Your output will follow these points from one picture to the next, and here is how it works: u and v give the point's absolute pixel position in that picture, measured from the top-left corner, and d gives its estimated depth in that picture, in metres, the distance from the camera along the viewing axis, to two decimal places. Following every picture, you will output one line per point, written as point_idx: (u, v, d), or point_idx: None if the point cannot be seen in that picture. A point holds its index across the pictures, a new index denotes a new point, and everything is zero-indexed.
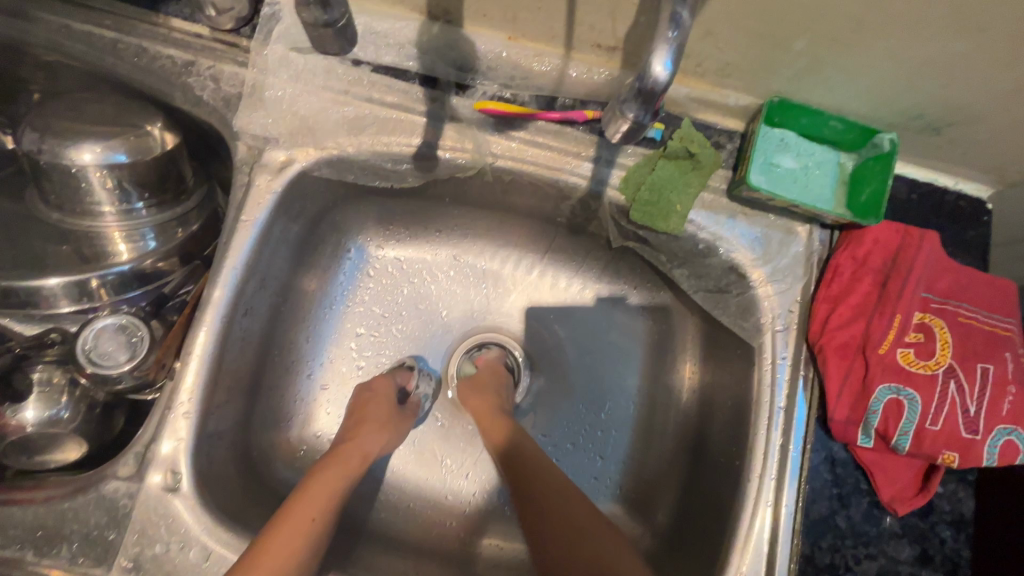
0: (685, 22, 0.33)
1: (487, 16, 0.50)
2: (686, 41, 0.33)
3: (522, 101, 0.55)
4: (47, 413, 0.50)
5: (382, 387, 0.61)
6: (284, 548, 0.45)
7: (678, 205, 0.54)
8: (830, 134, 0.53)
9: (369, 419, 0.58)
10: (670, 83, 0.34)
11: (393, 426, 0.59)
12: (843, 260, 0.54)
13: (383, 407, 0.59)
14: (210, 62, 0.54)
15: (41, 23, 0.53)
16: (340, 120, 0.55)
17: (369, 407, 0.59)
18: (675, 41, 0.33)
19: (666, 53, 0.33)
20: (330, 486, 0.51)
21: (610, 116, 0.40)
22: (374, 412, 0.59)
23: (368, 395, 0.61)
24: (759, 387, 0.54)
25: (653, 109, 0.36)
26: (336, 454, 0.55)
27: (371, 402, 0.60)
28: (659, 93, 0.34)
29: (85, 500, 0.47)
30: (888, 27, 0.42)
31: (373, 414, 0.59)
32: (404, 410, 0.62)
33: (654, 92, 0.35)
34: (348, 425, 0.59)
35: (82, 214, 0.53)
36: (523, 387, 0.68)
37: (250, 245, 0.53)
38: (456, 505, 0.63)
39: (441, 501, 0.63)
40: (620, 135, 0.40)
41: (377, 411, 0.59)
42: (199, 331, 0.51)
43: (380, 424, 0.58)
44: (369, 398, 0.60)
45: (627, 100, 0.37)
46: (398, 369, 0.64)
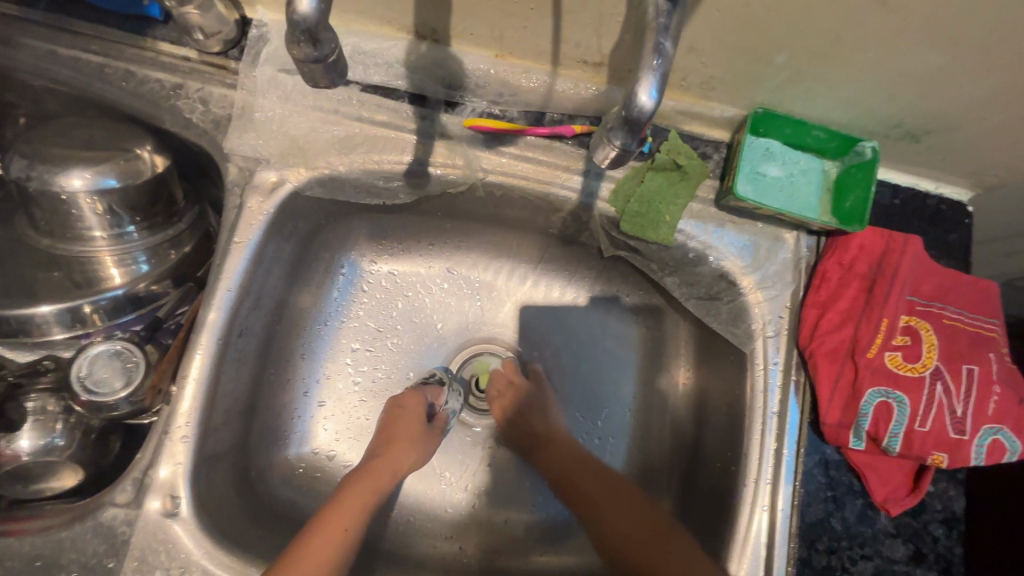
0: (668, 51, 0.33)
1: (474, 35, 0.51)
2: (670, 68, 0.33)
3: (511, 117, 0.56)
4: (43, 441, 0.49)
5: (412, 404, 0.61)
6: (314, 555, 0.46)
7: (667, 215, 0.55)
8: (814, 142, 0.54)
9: (399, 437, 0.58)
10: (656, 109, 0.34)
11: (423, 443, 0.60)
12: (830, 266, 0.55)
13: (412, 427, 0.59)
14: (199, 85, 0.55)
15: (28, 50, 0.53)
16: (331, 139, 0.55)
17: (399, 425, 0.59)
18: (659, 68, 0.33)
19: (651, 81, 0.33)
20: (363, 493, 0.52)
21: (597, 141, 0.39)
22: (403, 432, 0.59)
23: (398, 411, 0.60)
24: (753, 392, 0.55)
25: (640, 135, 0.36)
26: (365, 470, 0.55)
27: (400, 418, 0.60)
28: (644, 119, 0.34)
29: (83, 528, 0.47)
30: (866, 39, 0.43)
31: (402, 434, 0.59)
32: (434, 426, 0.62)
33: (640, 119, 0.34)
34: (374, 445, 0.59)
35: (73, 240, 0.54)
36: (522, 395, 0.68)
37: (244, 267, 0.53)
38: (454, 517, 0.64)
39: (440, 514, 0.64)
40: (608, 161, 0.39)
41: (407, 428, 0.59)
42: (194, 354, 0.51)
43: (409, 441, 0.59)
44: (398, 414, 0.60)
45: (616, 127, 0.36)
46: (426, 385, 0.64)
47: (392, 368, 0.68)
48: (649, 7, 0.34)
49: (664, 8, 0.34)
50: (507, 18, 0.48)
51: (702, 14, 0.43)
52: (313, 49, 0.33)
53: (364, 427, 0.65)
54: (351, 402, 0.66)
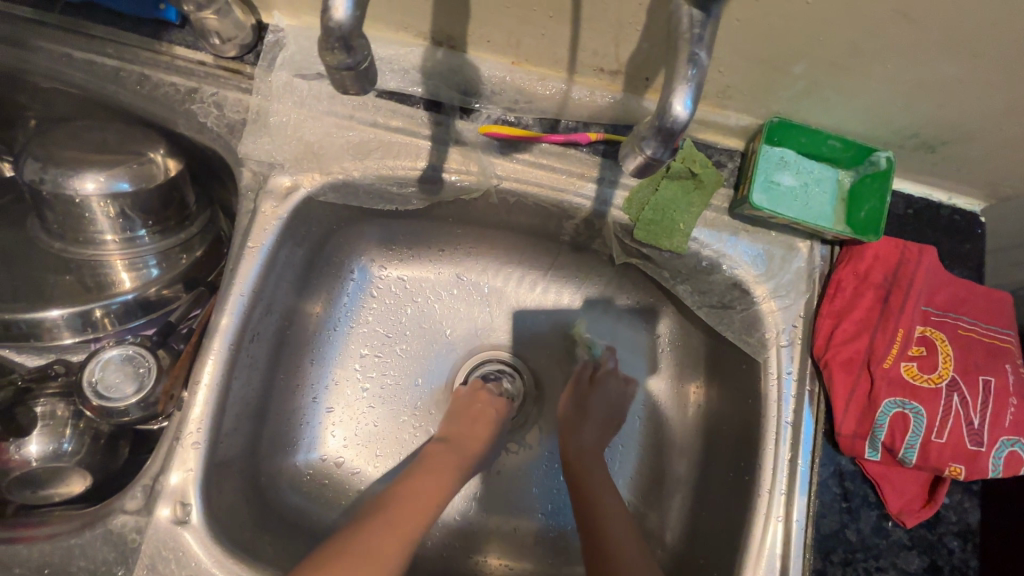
0: (703, 62, 0.33)
1: (491, 42, 0.51)
2: (704, 79, 0.33)
3: (526, 123, 0.55)
4: (51, 446, 0.49)
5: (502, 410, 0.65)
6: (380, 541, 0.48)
7: (681, 224, 0.55)
8: (829, 152, 0.54)
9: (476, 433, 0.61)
10: (691, 120, 0.33)
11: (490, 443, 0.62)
12: (845, 276, 0.55)
13: (493, 422, 0.63)
14: (214, 89, 0.54)
15: (43, 53, 0.53)
16: (345, 144, 0.55)
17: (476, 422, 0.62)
18: (694, 79, 0.33)
19: (686, 91, 0.32)
20: (441, 477, 0.56)
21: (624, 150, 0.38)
22: (487, 425, 0.62)
23: (488, 410, 0.63)
24: (766, 401, 0.54)
25: (673, 147, 0.35)
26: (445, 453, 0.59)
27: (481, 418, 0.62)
28: (679, 130, 0.33)
29: (92, 535, 0.46)
30: (887, 50, 0.43)
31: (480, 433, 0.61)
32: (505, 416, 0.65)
33: (675, 129, 0.33)
34: (456, 428, 0.61)
35: (86, 242, 0.53)
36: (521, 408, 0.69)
37: (257, 271, 0.53)
38: (461, 525, 0.63)
39: (448, 522, 0.63)
40: (632, 171, 0.38)
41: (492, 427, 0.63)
42: (206, 360, 0.50)
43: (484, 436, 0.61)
44: (488, 412, 0.63)
45: (645, 138, 0.35)
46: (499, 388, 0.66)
47: (402, 374, 0.67)
48: (682, 16, 0.33)
49: (698, 18, 0.33)
50: (526, 26, 0.48)
51: (723, 24, 0.43)
52: (347, 56, 0.32)
53: (372, 433, 0.65)
54: (360, 409, 0.65)
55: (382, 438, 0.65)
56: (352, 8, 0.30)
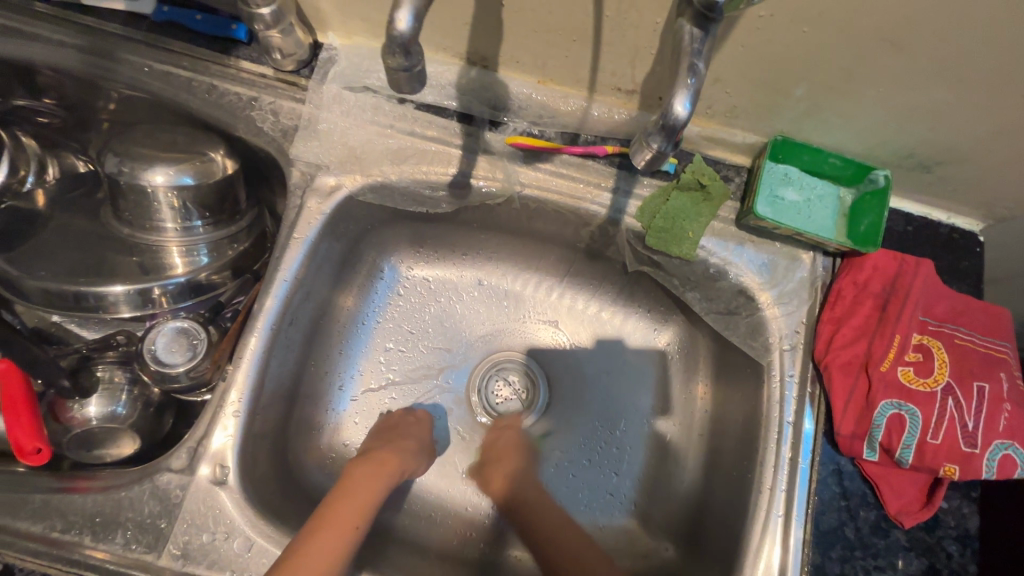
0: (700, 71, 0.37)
1: (520, 63, 0.57)
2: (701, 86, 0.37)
3: (549, 137, 0.61)
4: (108, 408, 0.54)
5: (424, 417, 0.67)
6: (334, 545, 0.49)
7: (690, 232, 0.59)
8: (830, 170, 0.58)
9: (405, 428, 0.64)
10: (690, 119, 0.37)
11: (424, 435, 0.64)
12: (844, 285, 0.58)
13: (421, 430, 0.65)
14: (271, 99, 0.61)
15: (128, 64, 0.60)
16: (385, 150, 0.61)
17: (403, 424, 0.64)
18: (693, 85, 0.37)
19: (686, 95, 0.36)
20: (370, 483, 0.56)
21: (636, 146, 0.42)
22: (413, 429, 0.64)
23: (409, 417, 0.66)
24: (769, 402, 0.57)
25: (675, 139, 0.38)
26: (370, 458, 0.58)
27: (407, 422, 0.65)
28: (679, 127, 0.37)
29: (140, 489, 0.50)
30: (878, 75, 0.47)
31: (408, 429, 0.64)
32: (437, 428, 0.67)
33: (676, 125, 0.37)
34: (377, 439, 0.62)
35: (149, 229, 0.59)
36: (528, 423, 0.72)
37: (300, 259, 0.58)
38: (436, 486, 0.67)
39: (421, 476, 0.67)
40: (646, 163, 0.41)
41: (414, 431, 0.64)
42: (250, 336, 0.55)
43: (418, 434, 0.64)
44: (409, 421, 0.65)
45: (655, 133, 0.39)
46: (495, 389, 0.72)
47: (419, 369, 0.72)
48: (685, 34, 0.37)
49: (698, 35, 0.37)
50: (552, 48, 0.54)
51: (728, 49, 0.48)
52: (405, 60, 0.37)
53: None
54: (382, 398, 0.70)
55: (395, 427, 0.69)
56: (413, 21, 0.35)
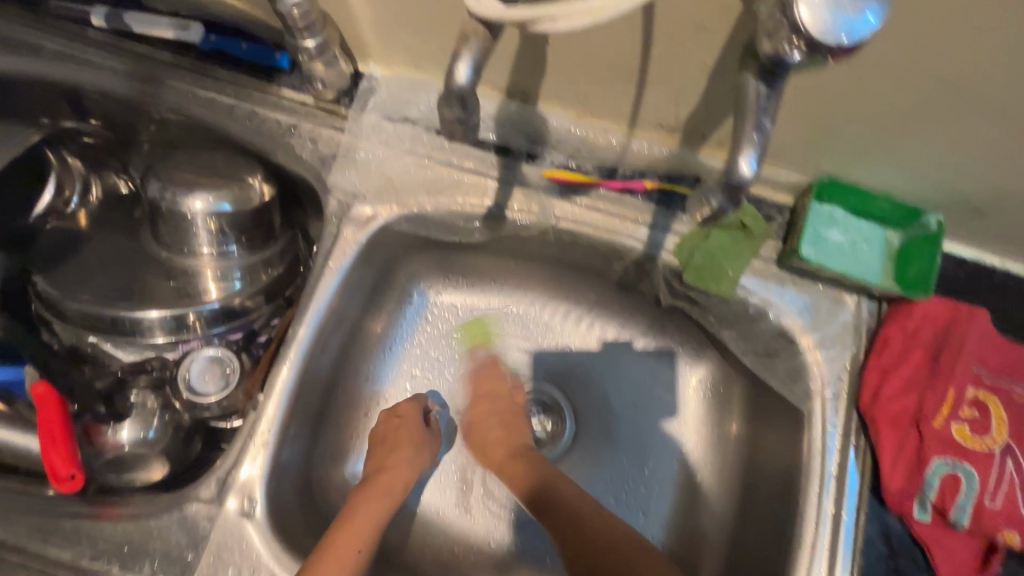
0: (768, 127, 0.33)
1: (561, 96, 0.57)
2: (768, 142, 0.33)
3: (586, 170, 0.60)
4: (140, 433, 0.55)
5: (408, 412, 0.65)
6: None
7: (730, 270, 0.57)
8: (877, 212, 0.56)
9: (402, 442, 0.62)
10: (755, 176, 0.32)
11: (425, 447, 0.63)
12: (892, 332, 0.55)
13: (413, 434, 0.63)
14: (311, 126, 0.62)
15: (173, 89, 0.61)
16: (422, 180, 0.61)
17: (399, 432, 0.63)
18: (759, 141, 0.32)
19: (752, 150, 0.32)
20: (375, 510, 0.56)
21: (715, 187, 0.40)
22: (405, 436, 0.62)
23: (393, 421, 0.64)
24: (811, 452, 0.55)
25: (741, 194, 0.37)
26: (371, 485, 0.58)
27: (400, 428, 0.63)
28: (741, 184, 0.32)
29: (169, 518, 0.50)
30: (935, 120, 0.46)
31: (405, 439, 0.62)
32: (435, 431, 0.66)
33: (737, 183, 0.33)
34: (377, 452, 0.62)
35: (187, 253, 0.60)
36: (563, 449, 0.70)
37: (334, 289, 0.58)
38: (455, 518, 0.67)
39: (441, 513, 0.67)
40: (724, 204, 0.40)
41: (404, 436, 0.63)
42: (282, 366, 0.55)
43: (413, 442, 0.62)
44: (396, 425, 0.63)
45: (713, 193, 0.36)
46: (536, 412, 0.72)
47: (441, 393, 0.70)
48: (749, 89, 0.33)
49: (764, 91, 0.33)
50: (594, 84, 0.54)
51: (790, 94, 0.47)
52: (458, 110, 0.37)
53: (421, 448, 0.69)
54: None
55: None
56: (471, 75, 0.34)
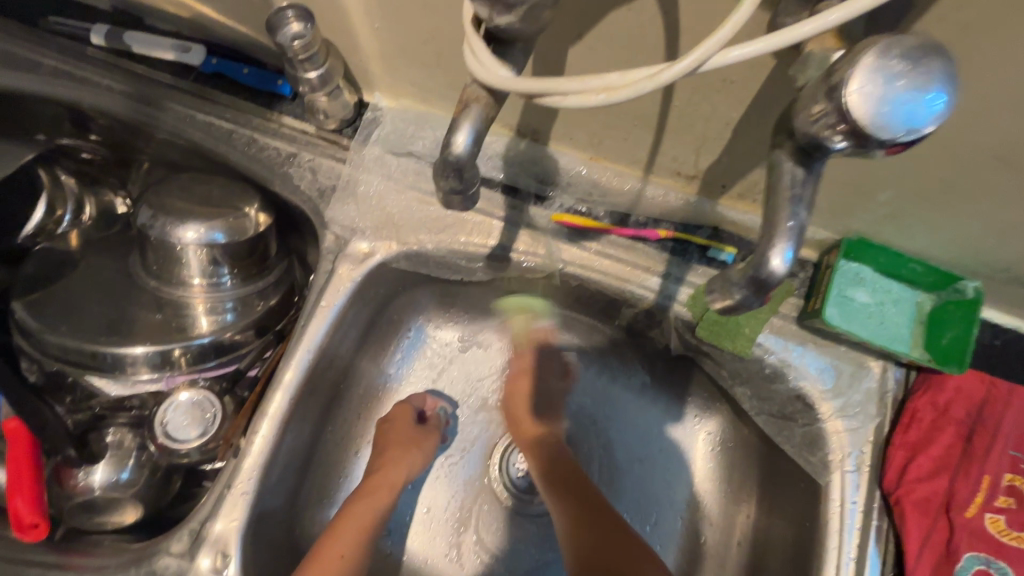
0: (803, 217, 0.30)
1: (573, 137, 0.54)
2: (805, 231, 0.30)
3: (597, 216, 0.56)
4: (114, 475, 0.53)
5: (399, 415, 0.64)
6: None
7: (747, 327, 0.53)
8: (909, 274, 0.52)
9: (391, 445, 0.62)
10: (788, 272, 0.29)
11: (416, 446, 0.63)
12: (921, 406, 0.51)
13: (404, 434, 0.63)
14: (311, 156, 0.59)
15: (170, 112, 0.59)
16: (424, 218, 0.58)
17: (391, 434, 0.63)
18: (794, 231, 0.29)
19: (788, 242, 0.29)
20: (360, 524, 0.55)
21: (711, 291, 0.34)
22: (395, 437, 0.62)
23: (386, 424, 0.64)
24: (827, 529, 0.51)
25: (764, 296, 0.31)
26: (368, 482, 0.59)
27: (390, 429, 0.63)
28: (776, 281, 0.29)
29: (138, 572, 0.48)
30: (982, 189, 0.42)
31: (393, 442, 0.62)
32: (428, 428, 0.65)
33: (769, 280, 0.30)
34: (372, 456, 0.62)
35: (177, 284, 0.57)
36: None
37: (325, 329, 0.55)
38: (446, 570, 0.64)
39: (430, 563, 0.64)
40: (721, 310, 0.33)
41: (394, 437, 0.63)
42: (266, 411, 0.52)
43: (404, 442, 0.62)
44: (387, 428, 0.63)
45: (739, 280, 0.31)
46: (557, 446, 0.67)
47: (448, 421, 0.68)
48: (783, 173, 0.30)
49: (800, 176, 0.30)
50: (609, 129, 0.51)
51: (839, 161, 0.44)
52: (457, 182, 0.34)
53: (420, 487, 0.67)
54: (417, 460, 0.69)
55: (406, 502, 0.66)
56: (471, 144, 0.32)
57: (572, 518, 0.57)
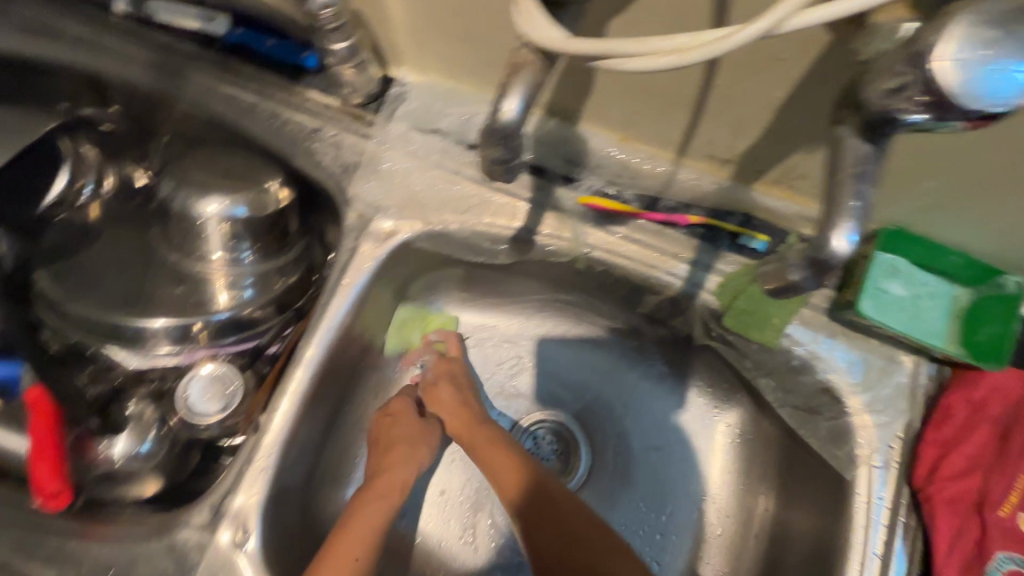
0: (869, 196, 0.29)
1: (605, 117, 0.53)
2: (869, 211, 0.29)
3: (625, 199, 0.55)
4: (133, 447, 0.52)
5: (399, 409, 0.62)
6: None
7: (776, 318, 0.52)
8: (948, 267, 0.51)
9: (397, 442, 0.59)
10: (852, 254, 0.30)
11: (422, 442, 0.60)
12: (955, 402, 0.50)
13: (409, 430, 0.60)
14: (335, 131, 0.58)
15: (194, 83, 0.58)
16: (447, 197, 0.56)
17: (393, 430, 0.60)
18: (858, 211, 0.29)
19: (850, 226, 0.29)
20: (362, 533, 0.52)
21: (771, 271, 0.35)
22: (401, 432, 0.60)
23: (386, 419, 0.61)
24: (852, 523, 0.50)
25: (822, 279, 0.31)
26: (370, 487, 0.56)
27: (393, 425, 0.60)
28: (836, 263, 0.30)
29: (159, 544, 0.48)
30: None
31: (400, 438, 0.59)
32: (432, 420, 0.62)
33: (828, 262, 0.30)
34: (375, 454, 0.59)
35: (195, 258, 0.56)
36: (578, 482, 0.66)
37: (347, 307, 0.54)
38: (461, 553, 0.64)
39: (443, 545, 0.64)
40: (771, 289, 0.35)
41: (399, 432, 0.60)
42: (287, 386, 0.52)
43: (409, 437, 0.60)
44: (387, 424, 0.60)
45: (796, 261, 0.33)
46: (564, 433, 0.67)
47: None
48: (848, 149, 0.29)
49: (867, 152, 0.29)
50: (643, 108, 0.49)
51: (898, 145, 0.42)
52: (504, 149, 0.35)
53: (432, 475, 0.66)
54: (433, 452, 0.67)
55: (421, 484, 0.66)
56: (521, 110, 0.32)
57: (521, 517, 0.57)
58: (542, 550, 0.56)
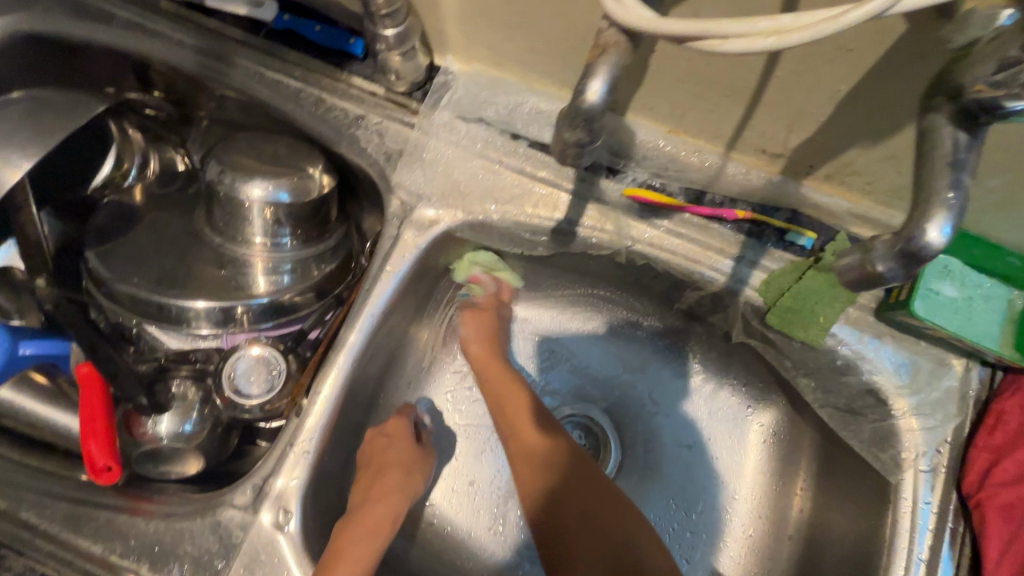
0: (966, 185, 0.32)
1: (655, 109, 0.52)
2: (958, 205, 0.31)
3: (671, 191, 0.54)
4: (178, 426, 0.53)
5: (397, 431, 0.60)
6: None
7: (822, 316, 0.50)
8: (1005, 269, 0.49)
9: (390, 464, 0.57)
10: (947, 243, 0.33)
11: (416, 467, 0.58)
12: (1008, 408, 0.49)
13: (403, 453, 0.58)
14: (379, 118, 0.58)
15: (240, 68, 0.58)
16: (490, 186, 0.56)
17: (387, 452, 0.57)
18: (956, 204, 0.32)
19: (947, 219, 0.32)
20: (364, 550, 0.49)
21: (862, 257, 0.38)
22: (396, 456, 0.57)
23: (381, 440, 0.58)
24: (896, 528, 0.50)
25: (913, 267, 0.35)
26: (360, 513, 0.52)
27: (388, 445, 0.58)
28: (934, 251, 0.33)
29: (203, 522, 0.49)
30: None
31: (393, 460, 0.57)
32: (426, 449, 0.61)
33: (924, 251, 0.34)
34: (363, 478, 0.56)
35: (239, 242, 0.57)
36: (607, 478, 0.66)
37: (389, 294, 0.55)
38: (490, 543, 0.64)
39: (471, 537, 0.64)
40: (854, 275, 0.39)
41: (392, 456, 0.57)
42: (330, 370, 0.52)
43: (402, 461, 0.57)
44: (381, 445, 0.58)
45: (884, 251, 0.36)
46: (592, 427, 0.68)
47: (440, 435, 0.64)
48: (943, 136, 0.32)
49: (964, 141, 0.32)
50: (696, 100, 0.49)
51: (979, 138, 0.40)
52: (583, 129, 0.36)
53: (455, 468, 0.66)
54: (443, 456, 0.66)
55: (451, 473, 0.66)
56: (606, 92, 0.34)
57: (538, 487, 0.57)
58: (560, 522, 0.56)
